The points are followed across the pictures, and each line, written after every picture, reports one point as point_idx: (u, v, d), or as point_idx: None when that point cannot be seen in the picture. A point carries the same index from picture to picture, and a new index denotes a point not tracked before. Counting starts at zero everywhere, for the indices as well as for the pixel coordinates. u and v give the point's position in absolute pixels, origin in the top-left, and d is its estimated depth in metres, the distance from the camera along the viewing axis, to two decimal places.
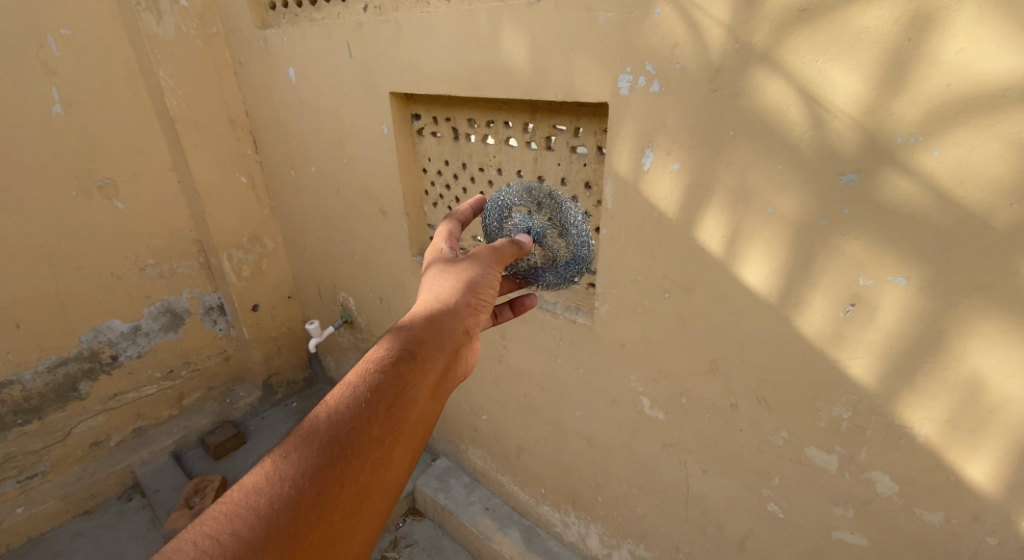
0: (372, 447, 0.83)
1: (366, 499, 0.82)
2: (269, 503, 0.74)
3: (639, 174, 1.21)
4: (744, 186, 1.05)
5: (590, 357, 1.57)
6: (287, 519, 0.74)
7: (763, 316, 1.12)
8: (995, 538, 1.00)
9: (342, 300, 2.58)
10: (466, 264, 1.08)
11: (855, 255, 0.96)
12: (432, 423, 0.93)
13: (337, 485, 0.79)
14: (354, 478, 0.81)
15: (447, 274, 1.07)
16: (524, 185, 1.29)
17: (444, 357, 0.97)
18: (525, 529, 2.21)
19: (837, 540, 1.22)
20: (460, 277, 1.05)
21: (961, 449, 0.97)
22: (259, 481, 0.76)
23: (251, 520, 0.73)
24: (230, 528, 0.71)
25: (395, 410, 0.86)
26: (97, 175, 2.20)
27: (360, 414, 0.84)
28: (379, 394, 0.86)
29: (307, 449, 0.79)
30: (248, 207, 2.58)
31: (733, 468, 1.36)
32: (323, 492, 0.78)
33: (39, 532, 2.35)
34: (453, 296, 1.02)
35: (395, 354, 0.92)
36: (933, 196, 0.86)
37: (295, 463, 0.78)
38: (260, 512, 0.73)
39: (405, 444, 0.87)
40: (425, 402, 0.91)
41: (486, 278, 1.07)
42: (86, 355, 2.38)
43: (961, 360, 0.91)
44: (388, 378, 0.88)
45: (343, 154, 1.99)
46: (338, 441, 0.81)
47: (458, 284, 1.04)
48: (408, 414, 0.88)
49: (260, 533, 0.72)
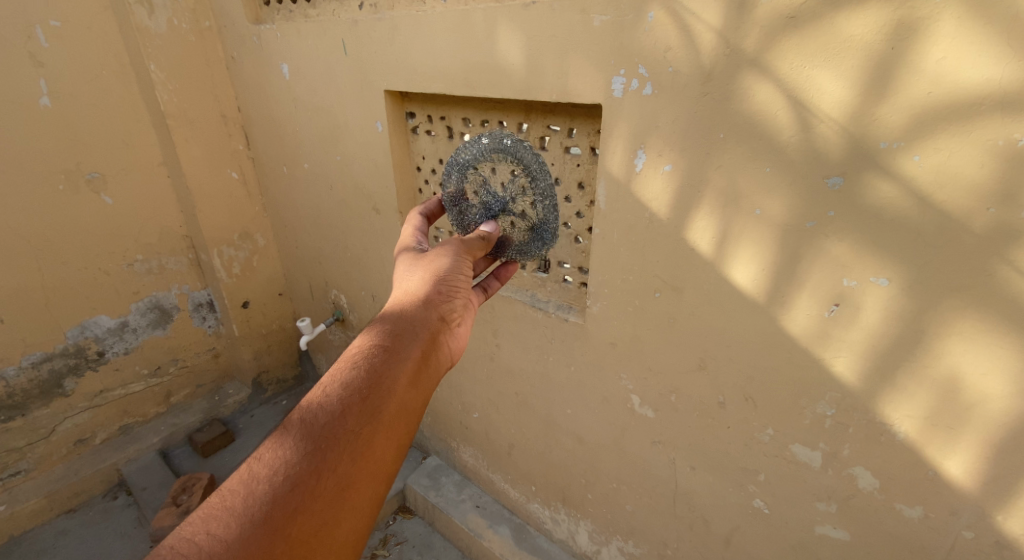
0: (347, 437, 0.88)
1: (347, 490, 0.87)
2: (242, 502, 0.79)
3: (631, 175, 1.22)
4: (733, 188, 1.07)
5: (581, 356, 1.59)
6: (263, 515, 0.79)
7: (751, 315, 1.14)
8: (971, 531, 1.03)
9: (334, 298, 2.57)
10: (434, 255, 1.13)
11: (839, 256, 0.98)
12: (411, 410, 0.98)
13: (315, 476, 0.84)
14: (331, 469, 0.86)
15: (415, 267, 1.14)
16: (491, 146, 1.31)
17: (418, 345, 1.02)
18: (515, 526, 2.22)
19: (819, 534, 1.25)
20: (431, 269, 1.11)
21: (939, 446, 1.00)
22: (234, 484, 0.81)
23: (226, 520, 0.78)
24: (206, 528, 0.76)
25: (368, 401, 0.92)
26: (85, 169, 2.17)
27: (333, 406, 0.89)
28: (353, 384, 0.92)
29: (279, 445, 0.85)
30: (239, 202, 2.56)
31: (720, 466, 1.38)
32: (298, 484, 0.83)
33: (22, 530, 2.33)
34: (422, 288, 1.08)
35: (367, 350, 0.98)
36: (914, 200, 0.88)
37: (270, 460, 0.83)
38: (235, 512, 0.78)
39: (383, 432, 0.92)
40: (401, 391, 0.96)
41: (455, 266, 1.13)
42: (71, 351, 2.35)
43: (940, 359, 0.94)
44: (360, 371, 0.94)
45: (337, 151, 1.99)
46: (311, 435, 0.86)
47: (428, 275, 1.10)
48: (383, 402, 0.93)
49: (238, 531, 0.77)
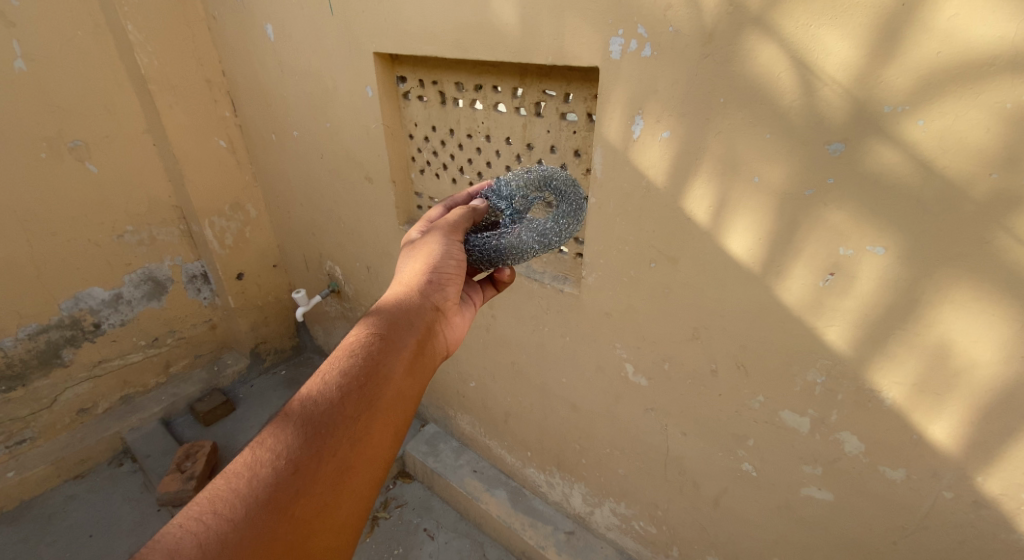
0: (346, 423, 0.88)
1: (346, 474, 0.87)
2: (248, 484, 0.80)
3: (629, 142, 1.20)
4: (732, 155, 1.05)
5: (576, 327, 1.59)
6: (267, 496, 0.80)
7: (744, 285, 1.14)
8: (950, 492, 1.07)
9: (329, 270, 2.55)
10: (429, 242, 1.12)
11: (837, 224, 0.97)
12: (408, 396, 0.98)
13: (315, 460, 0.85)
14: (331, 453, 0.86)
15: (410, 254, 1.12)
16: (568, 185, 1.21)
17: (413, 335, 1.02)
18: (512, 490, 2.28)
19: (805, 495, 1.31)
20: (424, 258, 1.09)
21: (925, 412, 1.02)
22: (239, 465, 0.81)
23: (232, 500, 0.78)
24: (212, 509, 0.77)
25: (367, 389, 0.92)
26: (67, 137, 2.12)
27: (332, 392, 0.89)
28: (352, 372, 0.92)
29: (281, 430, 0.85)
30: (228, 171, 2.51)
31: (710, 430, 1.42)
32: (298, 468, 0.83)
33: (31, 495, 2.37)
34: (417, 277, 1.07)
35: (364, 338, 0.98)
36: (915, 166, 0.87)
37: (273, 445, 0.84)
38: (240, 493, 0.79)
39: (380, 419, 0.92)
40: (398, 378, 0.97)
41: (447, 253, 1.10)
42: (67, 322, 2.34)
43: (931, 327, 0.95)
44: (359, 360, 0.94)
45: (327, 118, 1.94)
46: (311, 421, 0.86)
47: (423, 264, 1.08)
48: (381, 389, 0.94)
49: (243, 511, 0.78)
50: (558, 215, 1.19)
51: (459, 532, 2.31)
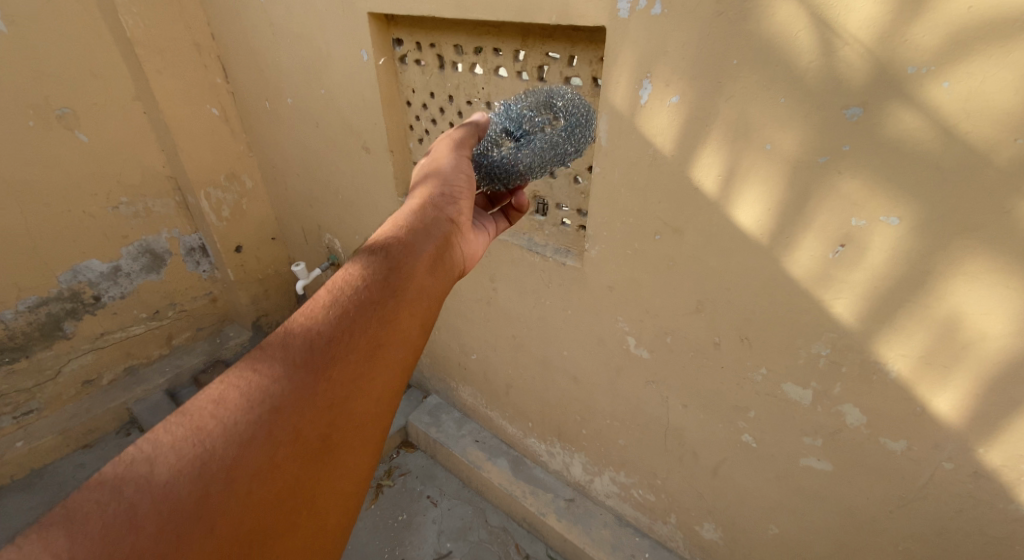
0: (372, 307, 0.88)
1: (374, 356, 0.87)
2: (279, 353, 0.80)
3: (636, 108, 1.16)
4: (743, 121, 1.01)
5: (578, 300, 1.58)
6: (299, 367, 0.80)
7: (751, 257, 1.12)
8: (951, 462, 1.07)
9: (328, 243, 2.53)
10: (439, 155, 1.10)
11: (850, 194, 0.95)
12: (432, 293, 0.97)
13: (344, 338, 0.84)
14: (360, 332, 0.86)
15: (424, 165, 1.10)
16: (576, 100, 1.22)
17: (434, 236, 1.00)
18: (513, 459, 2.31)
19: (804, 465, 1.33)
20: (436, 167, 1.07)
21: (930, 384, 1.01)
22: (271, 338, 0.82)
23: (267, 366, 0.79)
24: (249, 373, 0.78)
25: (392, 279, 0.92)
26: (54, 104, 2.06)
27: (357, 279, 0.90)
28: (375, 263, 0.92)
29: (311, 311, 0.85)
30: (222, 140, 2.46)
31: (711, 402, 1.44)
32: (327, 343, 0.83)
33: (41, 464, 2.41)
34: (430, 186, 1.05)
35: (385, 237, 0.97)
36: (937, 131, 0.83)
37: (304, 322, 0.84)
38: (274, 361, 0.80)
39: (406, 309, 0.92)
40: (422, 274, 0.96)
41: (458, 166, 1.08)
42: (67, 295, 2.33)
43: (942, 300, 0.93)
44: (368, 271, 0.91)
45: (321, 84, 1.88)
46: (338, 304, 0.86)
47: (434, 174, 1.06)
48: (405, 280, 0.93)
49: (277, 377, 0.79)
50: (571, 130, 1.21)
51: (462, 500, 2.35)
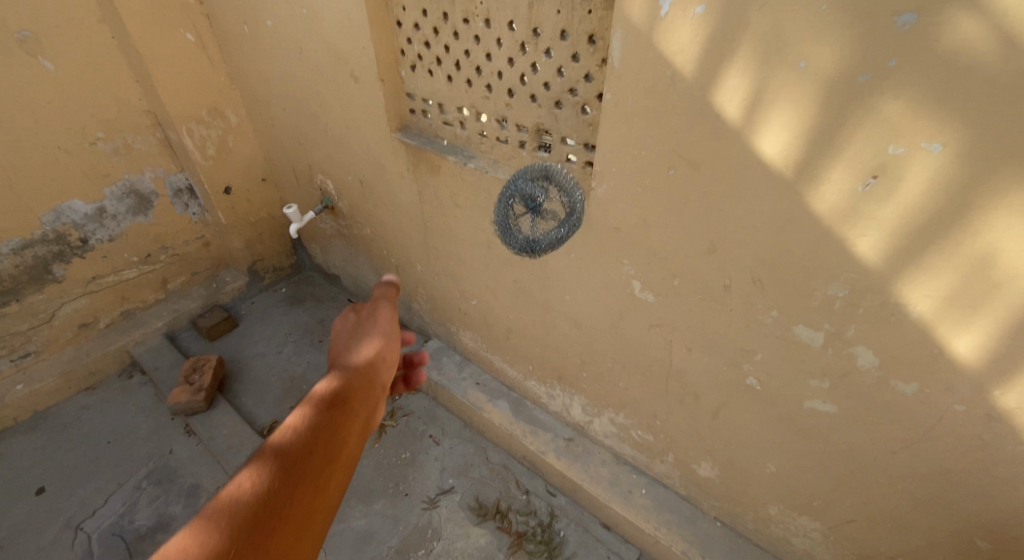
0: (329, 439, 0.86)
1: (332, 467, 0.84)
2: (239, 495, 0.75)
3: (654, 22, 1.05)
4: (778, 34, 0.91)
5: (582, 242, 1.52)
6: (263, 499, 0.75)
7: (772, 192, 1.06)
8: (963, 405, 1.06)
9: (320, 185, 2.45)
10: (362, 309, 1.14)
11: (891, 117, 0.87)
12: (376, 409, 0.97)
13: (306, 458, 0.82)
14: (319, 451, 0.84)
15: (350, 315, 1.12)
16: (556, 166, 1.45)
17: (376, 385, 0.99)
18: (513, 400, 2.33)
19: (809, 408, 1.33)
20: (361, 317, 1.11)
21: (952, 325, 0.98)
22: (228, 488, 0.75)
23: (231, 510, 0.73)
24: (207, 517, 0.71)
25: (343, 417, 0.90)
26: (13, 27, 1.90)
27: (306, 420, 0.87)
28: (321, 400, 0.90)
29: (264, 448, 0.81)
30: (201, 71, 2.31)
31: (716, 345, 1.42)
32: (289, 470, 0.79)
33: (44, 406, 2.43)
34: (361, 338, 1.07)
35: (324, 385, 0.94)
36: (999, 41, 0.75)
37: (256, 464, 0.78)
38: (234, 495, 0.74)
39: (356, 430, 0.91)
40: (369, 414, 0.95)
41: (383, 316, 1.12)
42: (52, 237, 2.27)
43: (976, 236, 0.88)
44: (316, 410, 0.88)
45: (302, 4, 1.74)
46: (291, 439, 0.83)
47: (356, 324, 1.10)
48: (355, 410, 0.92)
49: (242, 514, 0.73)
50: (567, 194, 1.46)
51: (463, 439, 2.38)
